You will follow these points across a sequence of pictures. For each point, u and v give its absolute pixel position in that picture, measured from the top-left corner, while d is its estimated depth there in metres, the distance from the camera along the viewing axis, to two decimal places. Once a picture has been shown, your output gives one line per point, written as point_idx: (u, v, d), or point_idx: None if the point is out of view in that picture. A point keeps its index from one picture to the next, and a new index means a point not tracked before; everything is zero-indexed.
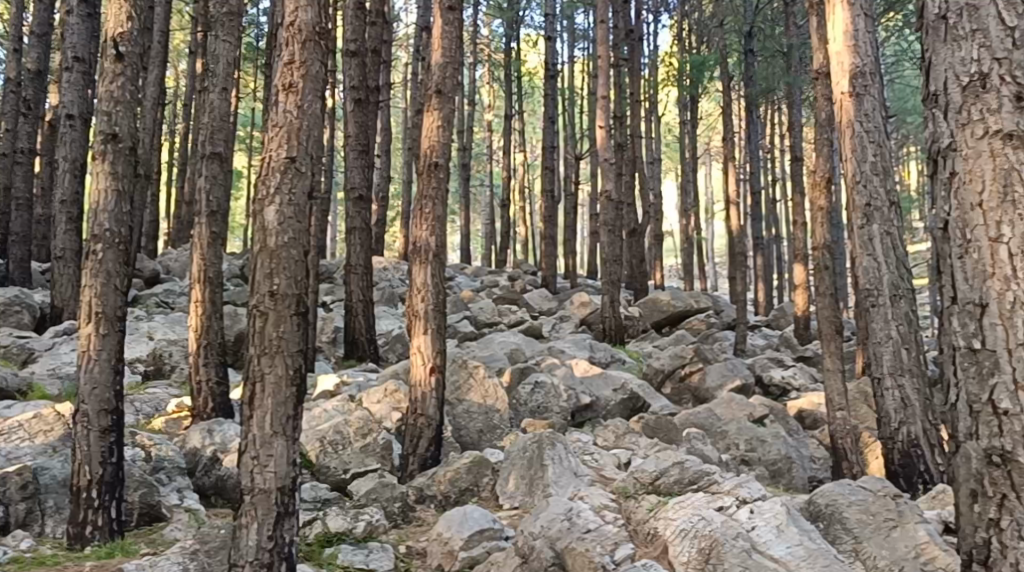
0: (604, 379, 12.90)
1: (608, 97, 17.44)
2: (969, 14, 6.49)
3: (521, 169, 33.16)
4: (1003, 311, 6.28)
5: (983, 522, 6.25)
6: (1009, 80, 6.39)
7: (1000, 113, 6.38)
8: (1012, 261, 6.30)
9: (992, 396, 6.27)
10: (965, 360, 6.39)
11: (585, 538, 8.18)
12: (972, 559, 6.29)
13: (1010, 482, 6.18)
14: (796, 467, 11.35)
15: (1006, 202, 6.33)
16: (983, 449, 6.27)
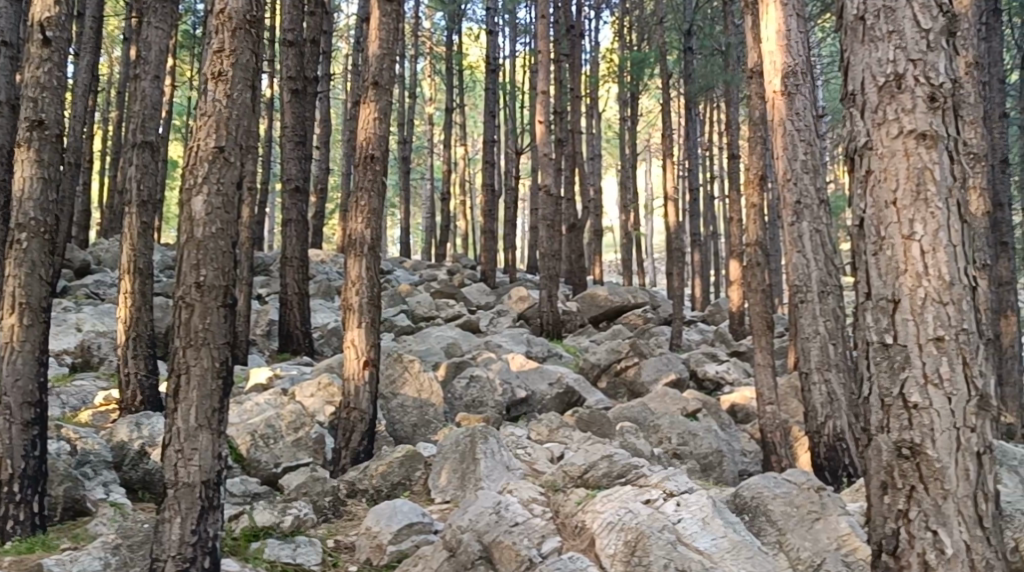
0: (541, 374, 12.96)
1: (547, 92, 17.49)
2: (886, 15, 6.62)
3: (462, 162, 33.16)
4: (915, 307, 6.42)
5: (892, 513, 6.39)
6: (924, 81, 6.52)
7: (914, 113, 6.51)
8: (924, 258, 6.43)
9: (903, 389, 6.41)
10: (878, 355, 6.52)
11: (513, 531, 8.24)
12: (882, 549, 6.43)
13: (919, 475, 6.32)
14: (726, 460, 11.48)
15: (919, 200, 6.47)
16: (893, 441, 6.41)
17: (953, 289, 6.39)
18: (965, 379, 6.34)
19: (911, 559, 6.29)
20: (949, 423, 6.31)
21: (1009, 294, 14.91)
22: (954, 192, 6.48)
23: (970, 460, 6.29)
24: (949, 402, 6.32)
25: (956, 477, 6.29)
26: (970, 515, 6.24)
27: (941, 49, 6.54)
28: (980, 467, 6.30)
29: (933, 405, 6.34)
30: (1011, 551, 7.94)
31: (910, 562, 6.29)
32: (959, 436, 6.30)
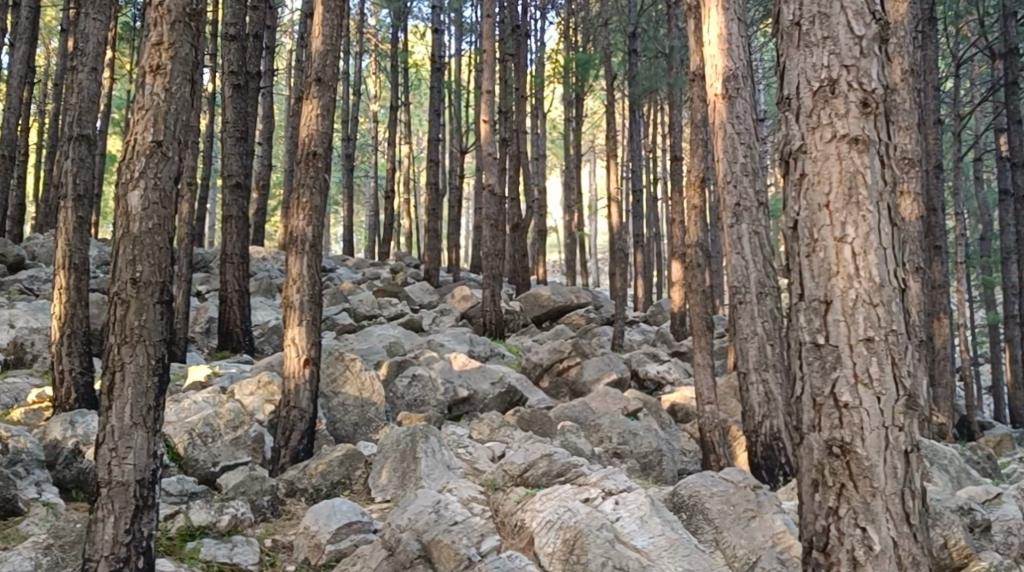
0: (483, 373, 12.96)
1: (492, 92, 17.49)
2: (820, 21, 6.73)
3: (406, 160, 33.04)
4: (846, 308, 6.55)
5: (823, 510, 6.50)
6: (857, 86, 6.64)
7: (847, 118, 6.63)
8: (855, 260, 6.56)
9: (834, 388, 6.53)
10: (810, 355, 6.63)
11: (452, 530, 8.25)
12: (813, 546, 6.54)
13: (848, 473, 6.45)
14: (665, 460, 11.58)
15: (851, 204, 6.59)
16: (824, 440, 6.52)
17: (883, 291, 6.53)
18: (894, 379, 6.48)
19: (840, 555, 6.41)
20: (878, 422, 6.44)
21: (943, 296, 15.19)
22: (884, 196, 6.62)
23: (897, 458, 6.42)
24: (878, 402, 6.46)
25: (885, 475, 6.43)
26: (898, 512, 6.37)
27: (874, 55, 6.67)
28: (908, 465, 6.43)
29: (863, 404, 6.47)
30: (940, 548, 8.12)
31: (839, 558, 6.40)
32: (888, 435, 6.43)
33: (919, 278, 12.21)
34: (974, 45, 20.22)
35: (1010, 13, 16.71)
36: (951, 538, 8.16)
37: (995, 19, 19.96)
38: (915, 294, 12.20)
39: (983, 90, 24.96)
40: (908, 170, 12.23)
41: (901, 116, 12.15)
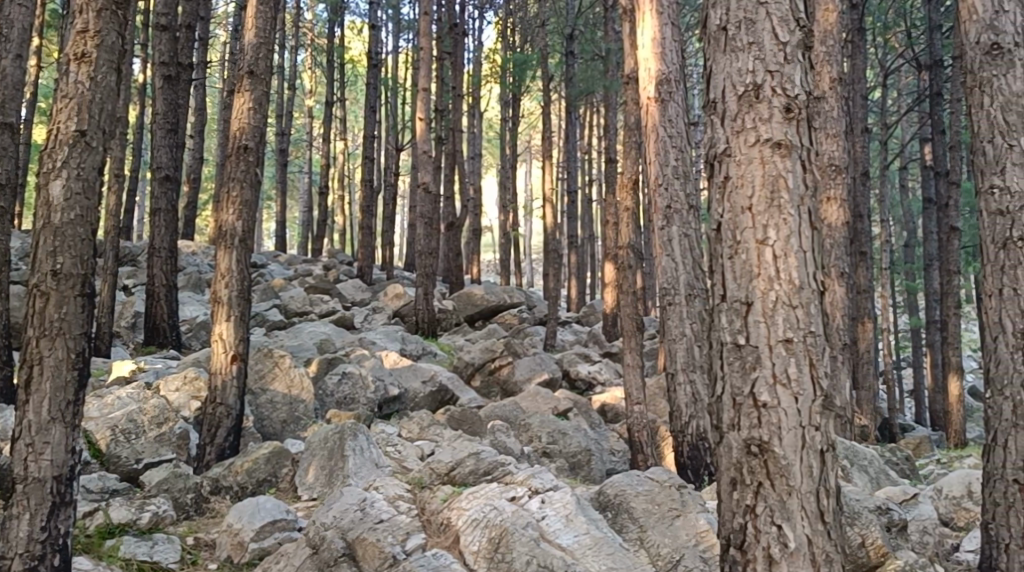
0: (414, 371, 12.93)
1: (428, 90, 17.43)
2: (746, 27, 6.84)
3: (341, 157, 32.79)
4: (766, 309, 6.66)
5: (740, 508, 6.60)
6: (780, 92, 6.76)
7: (770, 123, 6.75)
8: (775, 263, 6.67)
9: (753, 388, 6.64)
10: (731, 355, 6.73)
11: (377, 528, 8.22)
12: (730, 543, 6.63)
13: (766, 471, 6.55)
14: (594, 459, 11.64)
15: (773, 207, 6.70)
16: (743, 439, 6.62)
17: (802, 293, 6.65)
18: (811, 379, 6.61)
19: (757, 552, 6.51)
20: (795, 422, 6.57)
21: (868, 301, 15.48)
22: (804, 200, 6.74)
23: (813, 457, 6.56)
24: (796, 402, 6.58)
25: (801, 474, 6.56)
26: (813, 511, 6.51)
27: (797, 62, 6.79)
28: (823, 465, 6.58)
29: (781, 404, 6.58)
30: (857, 547, 8.29)
31: (755, 555, 6.51)
32: (804, 435, 6.56)
33: (845, 283, 12.45)
34: (901, 56, 20.64)
35: (935, 27, 17.10)
36: (870, 537, 8.35)
37: (922, 31, 20.39)
38: (840, 299, 12.42)
39: (910, 100, 25.48)
40: (834, 177, 12.46)
41: (829, 123, 12.37)
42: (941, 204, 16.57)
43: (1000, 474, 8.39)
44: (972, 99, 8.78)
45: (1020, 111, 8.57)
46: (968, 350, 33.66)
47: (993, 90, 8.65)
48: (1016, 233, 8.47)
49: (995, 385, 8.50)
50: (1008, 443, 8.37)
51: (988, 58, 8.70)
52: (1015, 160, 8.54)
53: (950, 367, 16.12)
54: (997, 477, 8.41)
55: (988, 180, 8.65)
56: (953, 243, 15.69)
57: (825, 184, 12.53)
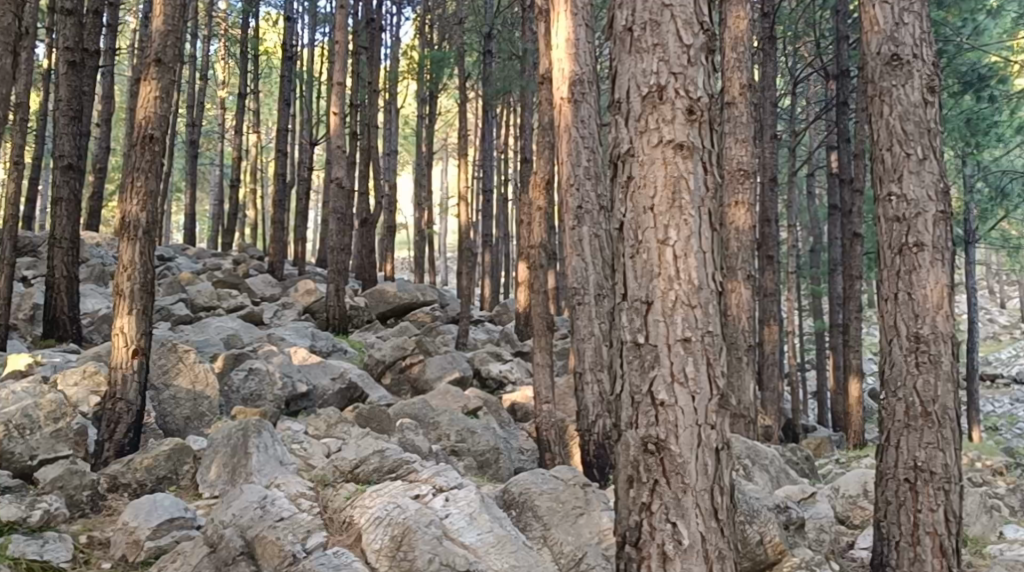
0: (323, 368, 12.79)
1: (343, 84, 17.21)
2: (651, 29, 7.18)
3: (253, 150, 32.24)
4: (665, 309, 7.05)
5: (636, 506, 6.99)
6: (683, 94, 7.13)
7: (673, 124, 7.11)
8: (675, 262, 7.06)
9: (651, 387, 7.02)
10: (630, 353, 7.11)
11: (277, 526, 8.11)
12: (626, 540, 7.01)
13: (661, 469, 6.96)
14: (502, 458, 11.64)
15: (674, 207, 7.08)
16: (641, 437, 7.01)
17: (701, 293, 7.05)
18: (708, 378, 7.03)
19: (651, 550, 6.91)
20: (691, 420, 6.97)
21: (773, 305, 15.73)
22: (705, 202, 7.12)
23: (708, 455, 6.97)
24: (692, 400, 6.98)
25: (696, 472, 6.97)
26: (707, 508, 6.92)
27: (700, 65, 7.17)
28: (718, 463, 6.99)
29: (678, 403, 6.98)
30: (756, 544, 8.45)
31: (649, 551, 6.90)
32: (700, 433, 6.97)
33: (750, 286, 12.65)
34: (810, 65, 21.03)
35: (844, 38, 17.42)
36: (768, 534, 8.52)
37: (831, 41, 20.77)
38: (746, 301, 12.64)
39: (818, 108, 25.93)
40: (742, 181, 12.61)
41: (738, 129, 12.51)
42: (845, 211, 16.93)
43: (892, 473, 8.60)
44: (873, 109, 8.97)
45: (918, 121, 8.79)
46: (869, 353, 34.54)
47: (892, 100, 8.86)
48: (912, 239, 8.69)
49: (890, 386, 8.71)
50: (900, 444, 8.59)
51: (888, 69, 8.89)
52: (913, 168, 8.76)
53: (851, 370, 16.52)
54: (889, 476, 8.63)
55: (886, 187, 8.86)
56: (856, 249, 16.06)
57: (733, 189, 12.69)
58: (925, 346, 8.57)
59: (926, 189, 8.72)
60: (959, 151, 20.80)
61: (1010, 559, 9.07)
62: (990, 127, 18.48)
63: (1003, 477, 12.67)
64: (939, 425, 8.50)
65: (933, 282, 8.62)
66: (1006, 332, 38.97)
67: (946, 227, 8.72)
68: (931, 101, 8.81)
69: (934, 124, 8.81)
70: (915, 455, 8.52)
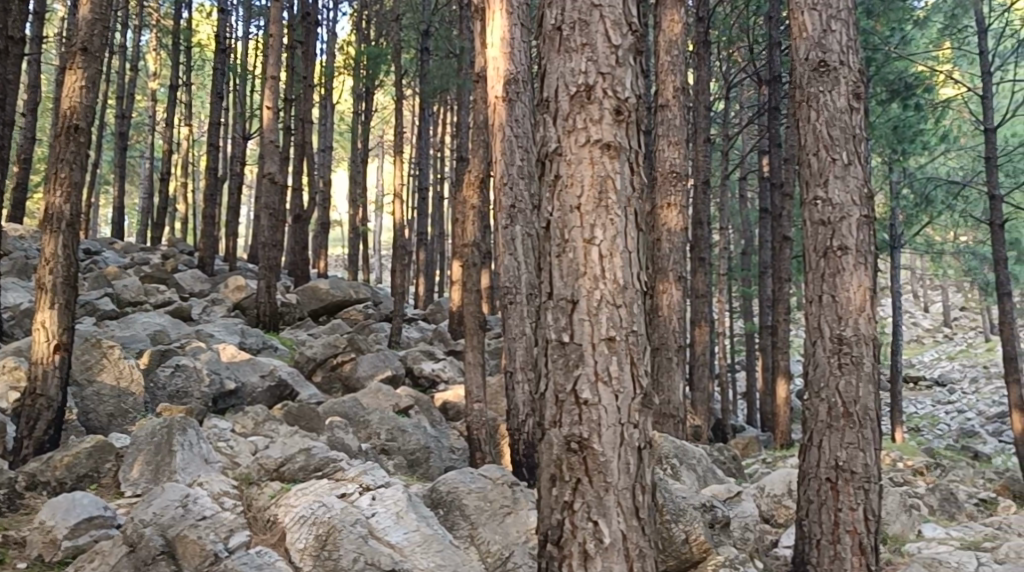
0: (252, 365, 12.62)
1: (276, 79, 16.98)
2: (580, 28, 7.23)
3: (184, 143, 31.70)
4: (590, 308, 7.11)
5: (558, 504, 7.05)
6: (611, 94, 7.19)
7: (600, 124, 7.18)
8: (601, 261, 7.13)
9: (575, 386, 7.08)
10: (555, 352, 7.15)
11: (199, 525, 8.00)
12: (548, 539, 7.07)
13: (584, 468, 7.02)
14: (432, 456, 11.62)
15: (600, 207, 7.15)
16: (564, 436, 7.07)
17: (625, 293, 7.13)
18: (631, 377, 7.11)
19: (572, 548, 6.98)
20: (615, 419, 7.05)
21: (704, 306, 15.87)
22: (631, 202, 7.20)
23: (630, 454, 7.06)
24: (615, 399, 7.06)
25: (618, 471, 7.04)
26: (628, 507, 7.00)
27: (627, 66, 7.23)
28: (640, 461, 7.08)
29: (601, 402, 7.05)
30: (681, 543, 8.53)
31: (571, 550, 6.97)
32: (623, 432, 7.05)
33: (681, 286, 12.73)
34: (743, 70, 21.23)
35: (777, 43, 17.59)
36: (693, 533, 8.60)
37: (763, 47, 20.99)
38: (677, 302, 12.73)
39: (751, 113, 26.22)
40: (674, 183, 12.69)
41: (671, 131, 12.61)
42: (775, 214, 17.15)
43: (814, 473, 8.73)
44: (800, 113, 9.10)
45: (843, 127, 8.92)
46: (797, 354, 35.07)
47: (819, 106, 8.99)
48: (836, 243, 8.83)
49: (813, 387, 8.84)
50: (822, 443, 8.72)
51: (816, 75, 9.02)
52: (838, 173, 8.89)
53: (779, 371, 16.74)
54: (811, 476, 8.75)
55: (812, 191, 8.98)
56: (785, 252, 16.28)
57: (666, 190, 12.77)
58: (847, 347, 8.71)
59: (850, 194, 8.87)
60: (886, 158, 21.15)
61: (927, 557, 9.27)
62: (916, 135, 18.67)
63: (923, 477, 12.94)
64: (860, 425, 8.65)
65: (856, 285, 8.76)
66: (929, 335, 39.90)
67: (869, 231, 8.87)
68: (856, 107, 8.95)
69: (859, 130, 8.95)
70: (836, 455, 8.65)
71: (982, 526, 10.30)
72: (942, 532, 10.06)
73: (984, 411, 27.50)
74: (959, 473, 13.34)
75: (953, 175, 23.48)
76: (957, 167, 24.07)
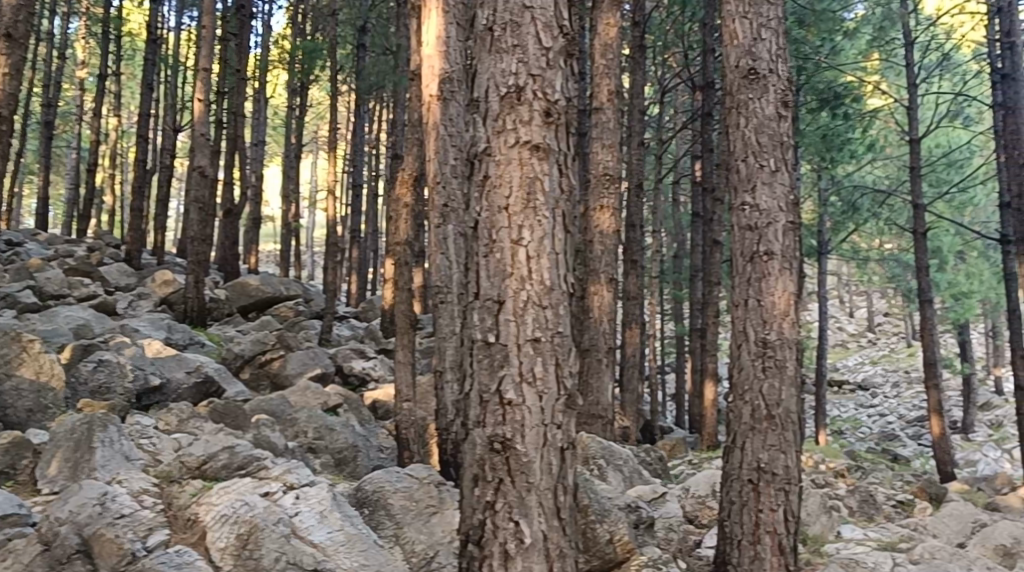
0: (178, 361, 12.42)
1: (209, 71, 16.73)
2: (512, 29, 7.24)
3: (112, 134, 31.06)
4: (516, 308, 7.12)
5: (480, 504, 7.05)
6: (541, 96, 7.21)
7: (530, 125, 7.19)
8: (528, 262, 7.14)
9: (500, 386, 7.09)
10: (480, 352, 7.15)
11: (117, 524, 7.91)
12: (469, 539, 7.06)
13: (506, 468, 7.03)
14: (360, 455, 11.55)
15: (528, 208, 7.16)
16: (487, 436, 7.07)
17: (552, 294, 7.16)
18: (556, 378, 7.13)
19: (493, 548, 6.98)
20: (538, 419, 7.06)
21: (636, 309, 15.98)
22: (559, 204, 7.22)
23: (553, 454, 7.08)
24: (539, 400, 7.08)
25: (541, 471, 7.06)
26: (550, 507, 7.02)
27: (558, 68, 7.26)
28: (562, 462, 7.11)
29: (525, 402, 7.06)
30: (605, 543, 8.57)
31: (492, 550, 6.97)
32: (546, 432, 7.07)
33: (613, 288, 12.80)
34: (678, 75, 21.40)
35: (711, 50, 17.75)
36: (617, 533, 8.64)
37: (698, 52, 21.17)
38: (607, 303, 12.80)
39: (684, 118, 26.46)
40: (608, 186, 12.75)
41: (605, 134, 12.68)
42: (707, 219, 17.32)
43: (736, 474, 8.83)
44: (730, 120, 9.21)
45: (771, 134, 9.04)
46: (725, 358, 35.50)
47: (748, 113, 9.10)
48: (762, 248, 8.95)
49: (737, 389, 8.95)
50: (745, 445, 8.83)
51: (746, 82, 9.13)
52: (765, 179, 9.01)
53: (707, 374, 16.93)
54: (734, 477, 8.85)
55: (740, 197, 9.10)
56: (716, 256, 16.47)
57: (599, 193, 12.81)
58: (771, 351, 8.84)
59: (777, 201, 8.99)
60: (814, 166, 21.48)
61: (845, 557, 9.44)
62: (844, 144, 19.00)
63: (844, 479, 13.17)
64: (782, 428, 8.78)
65: (780, 290, 8.89)
66: (853, 340, 40.70)
67: (795, 237, 9.01)
68: (784, 115, 9.09)
69: (787, 137, 9.08)
70: (759, 457, 8.76)
71: (898, 527, 10.52)
72: (860, 533, 10.25)
73: (905, 415, 28.11)
74: (879, 475, 13.63)
75: (878, 183, 23.97)
76: (883, 175, 24.55)
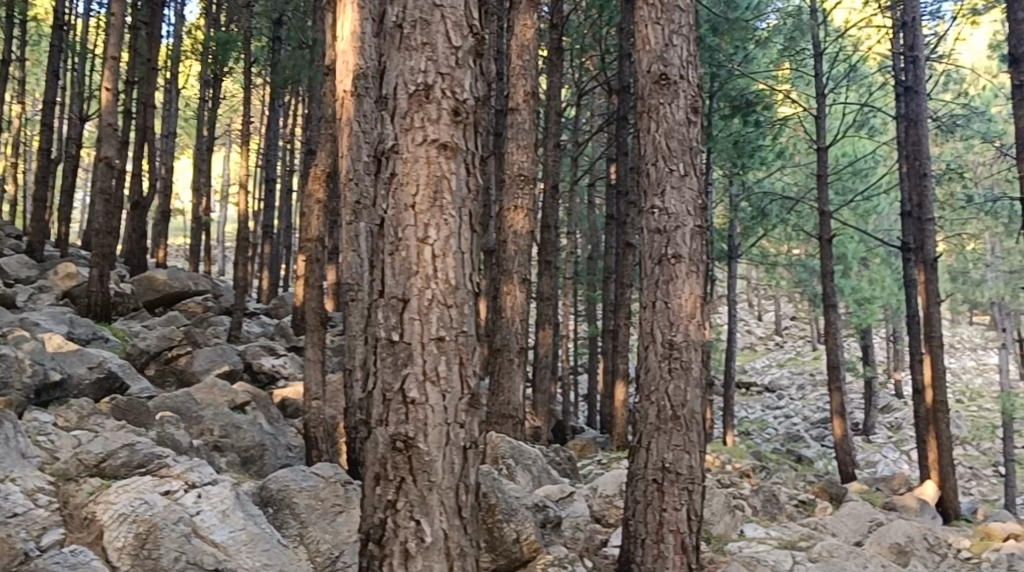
0: (80, 356, 12.12)
1: (117, 60, 16.32)
2: (421, 27, 7.23)
3: (15, 122, 30.16)
4: (421, 307, 7.10)
5: (382, 503, 7.02)
6: (449, 95, 7.20)
7: (438, 124, 7.18)
8: (433, 261, 7.13)
9: (403, 385, 7.06)
10: (384, 351, 7.12)
11: (9, 523, 7.70)
12: (369, 537, 7.03)
13: (408, 467, 7.01)
14: (266, 454, 11.42)
15: (434, 207, 7.15)
16: (389, 434, 7.05)
17: (457, 293, 7.15)
18: (460, 378, 7.13)
19: (393, 547, 6.96)
20: (441, 419, 7.06)
21: (549, 310, 16.03)
22: (466, 203, 7.23)
23: (455, 454, 7.08)
24: (442, 399, 7.07)
25: (443, 470, 7.06)
26: (451, 506, 7.02)
27: (467, 67, 7.26)
28: (464, 461, 7.11)
29: (428, 401, 7.06)
30: (511, 542, 8.61)
31: (392, 548, 6.95)
32: (449, 431, 7.07)
33: (525, 288, 12.82)
34: (594, 78, 21.54)
35: (627, 53, 17.91)
36: (523, 533, 8.69)
37: (615, 56, 21.33)
38: (519, 303, 12.82)
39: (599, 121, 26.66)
40: (522, 186, 12.77)
41: (519, 135, 12.71)
42: (620, 221, 17.46)
43: (641, 474, 8.92)
44: (641, 124, 9.31)
45: (681, 139, 9.16)
46: None
47: (659, 117, 9.21)
48: (670, 251, 9.06)
49: (644, 390, 9.05)
50: (650, 445, 8.94)
51: (657, 87, 9.24)
52: (674, 183, 9.13)
53: (618, 375, 17.10)
54: (639, 476, 8.94)
55: (649, 200, 9.20)
56: (629, 258, 16.63)
57: (513, 193, 12.82)
58: (677, 353, 8.96)
59: (685, 205, 9.12)
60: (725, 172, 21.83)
61: (746, 556, 9.61)
62: (754, 150, 19.20)
63: (750, 478, 13.39)
64: (686, 428, 8.90)
65: (687, 293, 9.02)
66: (761, 342, 41.51)
67: (702, 241, 9.14)
68: (693, 121, 9.22)
69: (695, 142, 9.22)
70: (663, 457, 8.87)
71: (799, 526, 10.73)
72: (762, 531, 10.43)
73: (809, 417, 28.76)
74: (782, 475, 13.90)
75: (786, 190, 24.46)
76: (791, 182, 25.06)
